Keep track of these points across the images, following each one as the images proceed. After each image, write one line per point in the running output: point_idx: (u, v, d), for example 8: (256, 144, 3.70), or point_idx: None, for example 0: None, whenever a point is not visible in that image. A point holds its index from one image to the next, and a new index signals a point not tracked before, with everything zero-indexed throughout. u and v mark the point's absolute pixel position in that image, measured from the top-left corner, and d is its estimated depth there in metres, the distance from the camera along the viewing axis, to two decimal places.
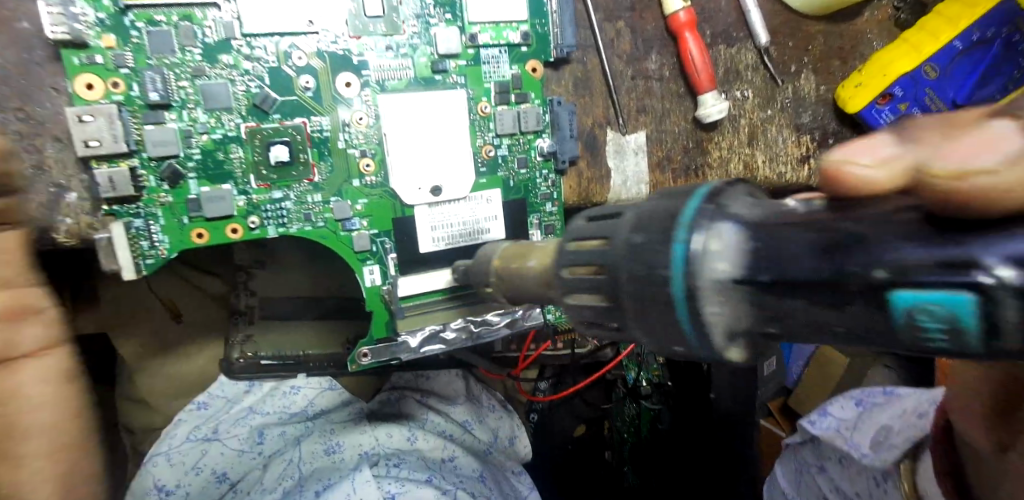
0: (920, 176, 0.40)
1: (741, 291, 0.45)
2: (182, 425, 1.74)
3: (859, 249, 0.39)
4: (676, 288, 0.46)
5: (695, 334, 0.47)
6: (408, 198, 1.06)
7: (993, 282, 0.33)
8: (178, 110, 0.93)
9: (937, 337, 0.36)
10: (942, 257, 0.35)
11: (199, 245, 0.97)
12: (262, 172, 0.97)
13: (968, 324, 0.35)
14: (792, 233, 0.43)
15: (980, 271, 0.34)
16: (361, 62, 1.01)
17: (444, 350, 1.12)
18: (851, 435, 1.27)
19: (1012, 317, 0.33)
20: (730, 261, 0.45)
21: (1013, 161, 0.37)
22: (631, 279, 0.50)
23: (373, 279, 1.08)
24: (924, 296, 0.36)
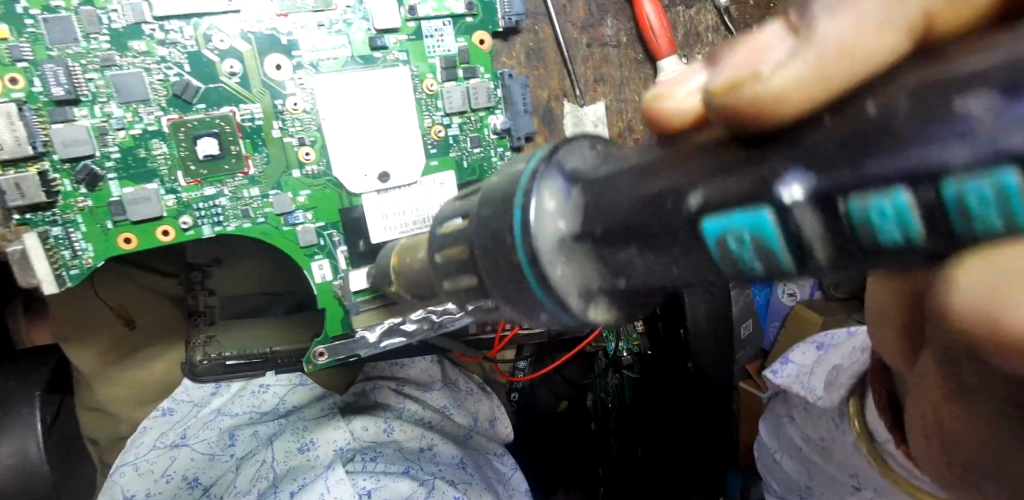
0: (707, 97, 0.31)
1: (584, 247, 0.38)
2: (147, 433, 1.66)
3: (677, 180, 0.31)
4: (519, 252, 0.40)
5: (551, 302, 0.40)
6: (354, 187, 1.00)
7: (794, 202, 0.25)
8: (89, 106, 0.84)
9: (752, 263, 0.29)
10: (747, 175, 0.27)
11: (127, 251, 0.90)
12: (190, 168, 0.90)
13: (773, 246, 0.27)
14: (612, 183, 0.36)
15: (779, 186, 0.25)
16: (290, 42, 0.93)
17: (406, 342, 1.07)
18: (807, 378, 1.26)
19: (814, 230, 0.25)
20: (568, 217, 0.39)
21: (788, 57, 0.28)
22: (488, 255, 0.43)
23: (323, 275, 1.02)
24: (729, 220, 0.28)
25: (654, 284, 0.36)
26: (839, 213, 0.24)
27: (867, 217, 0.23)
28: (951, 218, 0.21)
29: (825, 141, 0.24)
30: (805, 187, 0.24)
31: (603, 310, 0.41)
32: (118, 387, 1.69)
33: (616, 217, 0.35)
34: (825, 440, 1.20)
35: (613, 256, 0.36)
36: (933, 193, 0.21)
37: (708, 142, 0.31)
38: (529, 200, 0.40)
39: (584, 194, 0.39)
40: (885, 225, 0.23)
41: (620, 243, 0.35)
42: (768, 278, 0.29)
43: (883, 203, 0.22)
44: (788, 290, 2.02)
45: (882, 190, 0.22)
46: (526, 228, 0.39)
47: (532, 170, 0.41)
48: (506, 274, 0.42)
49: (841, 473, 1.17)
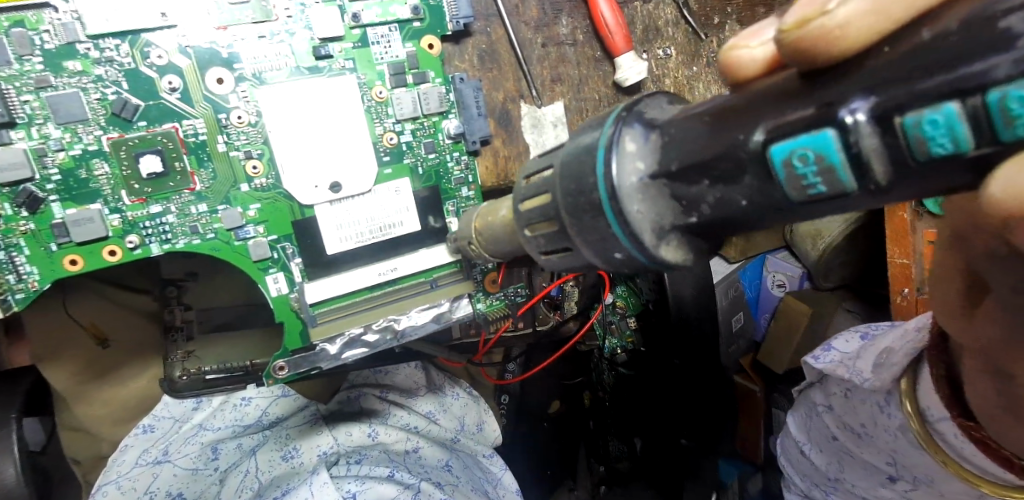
0: (779, 38, 0.41)
1: (656, 184, 0.50)
2: (128, 452, 1.65)
3: (748, 117, 0.42)
4: (601, 191, 0.51)
5: (626, 237, 0.51)
6: (305, 198, 0.99)
7: (856, 121, 0.35)
8: (26, 128, 0.84)
9: (814, 182, 0.38)
10: (813, 111, 0.37)
11: (74, 272, 0.89)
12: (134, 187, 0.89)
13: (835, 160, 0.37)
14: (691, 128, 0.47)
15: (842, 112, 0.36)
16: (231, 55, 0.92)
17: (368, 353, 1.06)
18: (852, 362, 1.16)
19: (871, 144, 0.35)
20: (646, 159, 0.50)
21: (845, 3, 0.39)
22: (569, 204, 0.56)
23: (279, 288, 1.01)
24: (799, 141, 0.38)
25: (724, 213, 0.46)
26: (898, 130, 0.34)
27: (920, 127, 0.33)
28: (989, 120, 0.31)
29: (881, 72, 0.35)
30: (866, 111, 0.35)
31: (674, 246, 0.52)
32: (100, 405, 1.70)
33: (696, 153, 0.45)
34: (862, 426, 1.12)
35: (686, 189, 0.47)
36: (977, 101, 0.31)
37: (782, 86, 0.41)
38: (613, 146, 0.51)
39: (662, 138, 0.50)
40: (932, 135, 0.33)
41: (692, 176, 0.46)
42: (828, 198, 0.39)
43: (934, 118, 0.32)
44: (776, 279, 1.97)
45: (930, 108, 0.32)
46: (609, 169, 0.51)
47: (614, 124, 0.52)
48: (586, 211, 0.54)
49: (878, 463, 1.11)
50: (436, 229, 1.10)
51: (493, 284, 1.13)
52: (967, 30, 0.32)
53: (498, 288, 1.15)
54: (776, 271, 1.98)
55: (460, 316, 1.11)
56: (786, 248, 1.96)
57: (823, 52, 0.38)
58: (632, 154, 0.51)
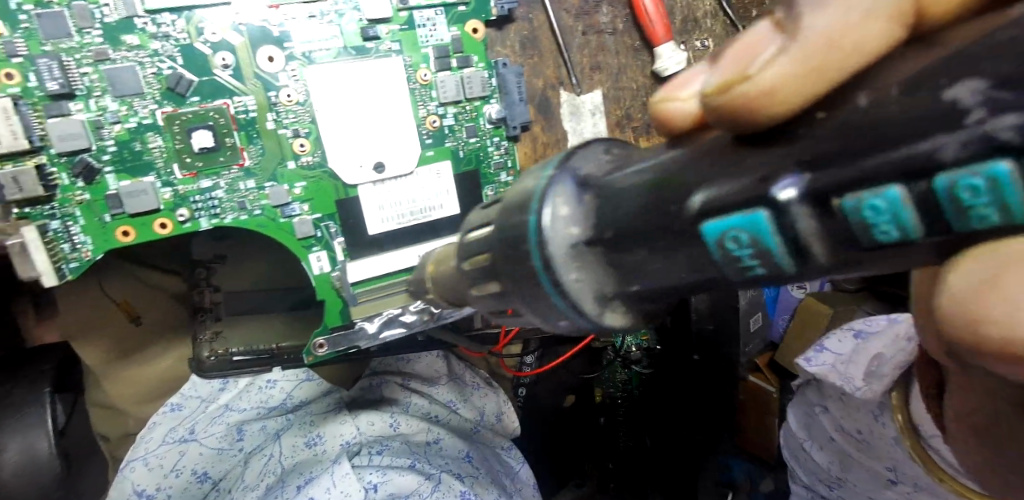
0: (704, 101, 0.35)
1: (593, 252, 0.41)
2: (156, 429, 1.67)
3: (693, 185, 0.34)
4: (533, 259, 0.42)
5: (566, 307, 0.42)
6: (350, 178, 1.00)
7: (788, 201, 0.28)
8: (84, 100, 0.85)
9: (752, 265, 0.32)
10: (759, 182, 0.30)
11: (125, 243, 0.90)
12: (186, 160, 0.91)
13: (770, 245, 0.30)
14: (627, 190, 0.39)
15: (775, 189, 0.29)
16: (282, 34, 0.93)
17: (406, 333, 1.06)
18: (846, 368, 1.25)
19: (810, 227, 0.28)
20: (580, 223, 0.42)
21: (772, 61, 0.32)
22: (505, 265, 0.46)
23: (321, 267, 1.03)
24: (730, 221, 0.31)
25: (666, 283, 0.39)
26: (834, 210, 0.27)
27: (862, 213, 0.26)
28: (938, 210, 0.24)
29: (826, 141, 0.27)
30: (799, 188, 0.28)
31: (620, 314, 0.44)
32: (127, 383, 1.71)
33: (629, 220, 0.38)
34: (860, 432, 1.21)
35: (622, 259, 0.39)
36: (924, 187, 0.24)
37: (714, 149, 0.34)
38: (544, 199, 0.43)
39: (595, 199, 0.42)
40: (877, 224, 0.26)
41: (630, 244, 0.38)
42: (770, 281, 0.32)
43: (878, 208, 0.25)
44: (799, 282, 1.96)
45: (871, 191, 0.25)
46: (540, 232, 0.42)
47: (547, 177, 0.44)
48: (523, 277, 0.44)
49: (877, 467, 1.19)
50: None
51: None
52: (911, 95, 0.24)
53: None
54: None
55: None
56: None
57: (750, 122, 0.32)
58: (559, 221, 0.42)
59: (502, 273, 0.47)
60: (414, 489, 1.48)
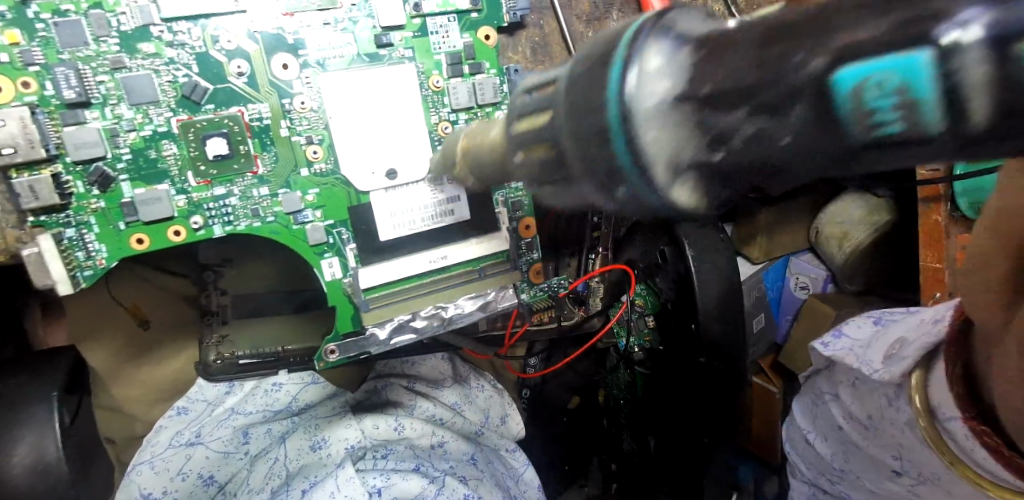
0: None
1: (684, 110, 0.35)
2: (163, 431, 1.68)
3: (815, 27, 0.29)
4: (612, 112, 0.37)
5: (643, 182, 0.38)
6: (362, 185, 1.00)
7: (958, 41, 0.24)
8: (100, 108, 0.85)
9: (892, 117, 0.28)
10: (896, 22, 0.26)
11: (140, 251, 0.91)
12: (200, 168, 0.91)
13: (925, 90, 0.26)
14: (728, 52, 0.33)
15: (945, 23, 0.24)
16: (297, 41, 0.93)
17: (416, 339, 1.07)
18: (862, 352, 1.19)
19: (981, 71, 0.24)
20: (672, 78, 0.36)
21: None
22: (574, 147, 0.42)
23: (333, 273, 1.03)
24: (877, 63, 0.27)
25: (758, 154, 0.33)
26: (831, 94, 0.29)
27: (903, 86, 0.27)
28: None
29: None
30: (979, 24, 0.24)
31: (689, 190, 0.38)
32: (136, 385, 1.72)
33: (737, 71, 0.32)
34: (871, 417, 1.13)
35: (725, 117, 0.34)
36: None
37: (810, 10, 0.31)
38: (630, 62, 0.36)
39: (695, 55, 0.35)
40: (884, 102, 0.27)
41: (730, 100, 0.33)
42: (903, 138, 0.28)
43: (887, 83, 0.27)
44: (800, 283, 1.77)
45: (881, 58, 0.27)
46: (623, 93, 0.36)
47: (631, 41, 0.38)
48: (592, 154, 0.40)
49: (884, 457, 1.12)
50: (486, 217, 1.11)
51: (537, 274, 1.16)
52: None
53: (542, 279, 1.18)
54: (799, 273, 1.78)
55: (504, 305, 1.12)
56: (810, 248, 1.77)
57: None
58: (655, 91, 0.36)
59: (564, 155, 0.45)
60: (417, 493, 1.47)
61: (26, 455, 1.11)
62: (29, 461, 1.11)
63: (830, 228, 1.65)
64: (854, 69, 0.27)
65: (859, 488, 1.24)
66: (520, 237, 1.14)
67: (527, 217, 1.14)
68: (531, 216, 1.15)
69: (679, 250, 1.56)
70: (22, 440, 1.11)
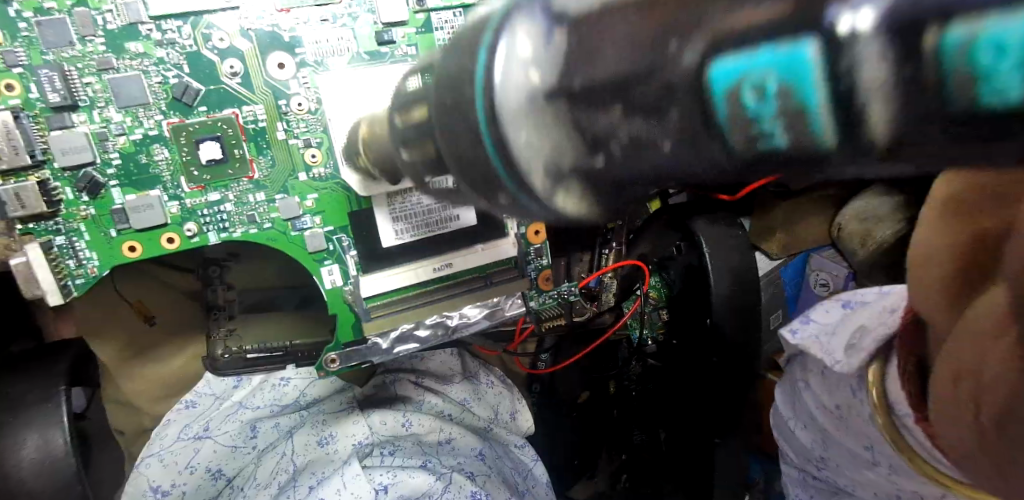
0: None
1: (557, 108, 0.28)
2: (171, 425, 1.65)
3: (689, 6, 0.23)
4: (477, 112, 0.30)
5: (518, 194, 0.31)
6: (363, 190, 0.95)
7: (854, 33, 0.18)
8: (88, 111, 0.81)
9: (771, 132, 0.21)
10: None
11: (132, 259, 0.87)
12: (192, 173, 0.87)
13: (810, 99, 0.19)
14: (619, 31, 0.26)
15: (837, 8, 0.18)
16: (293, 39, 0.89)
17: (420, 348, 1.03)
18: (828, 341, 1.15)
19: (876, 74, 0.18)
20: (545, 66, 0.28)
21: None
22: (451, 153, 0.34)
23: (334, 280, 0.99)
24: (757, 60, 0.20)
25: (643, 163, 0.27)
26: (707, 91, 0.22)
27: (951, 59, 0.17)
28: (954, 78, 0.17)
29: None
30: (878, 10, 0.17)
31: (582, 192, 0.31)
32: (143, 380, 1.71)
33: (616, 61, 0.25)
34: (841, 407, 1.09)
35: (591, 121, 0.27)
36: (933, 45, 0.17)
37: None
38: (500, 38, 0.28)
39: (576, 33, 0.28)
40: (766, 104, 0.21)
41: (606, 96, 0.26)
42: (786, 160, 0.22)
43: (768, 83, 0.20)
44: (820, 279, 1.66)
45: (749, 52, 0.21)
46: (488, 87, 0.29)
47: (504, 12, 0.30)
48: (463, 163, 0.32)
49: (856, 448, 1.07)
50: (494, 223, 1.07)
51: (547, 281, 1.13)
52: None
53: (551, 287, 1.14)
54: (818, 270, 1.66)
55: (513, 313, 1.09)
56: (832, 245, 1.65)
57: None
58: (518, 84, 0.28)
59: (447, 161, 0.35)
60: (425, 491, 1.45)
61: (33, 449, 1.08)
62: (36, 455, 1.08)
63: (853, 225, 1.54)
64: (730, 62, 0.21)
65: (841, 477, 1.14)
66: (530, 243, 1.10)
67: (537, 222, 1.09)
68: (541, 220, 1.10)
69: (694, 246, 1.50)
70: (28, 433, 1.09)
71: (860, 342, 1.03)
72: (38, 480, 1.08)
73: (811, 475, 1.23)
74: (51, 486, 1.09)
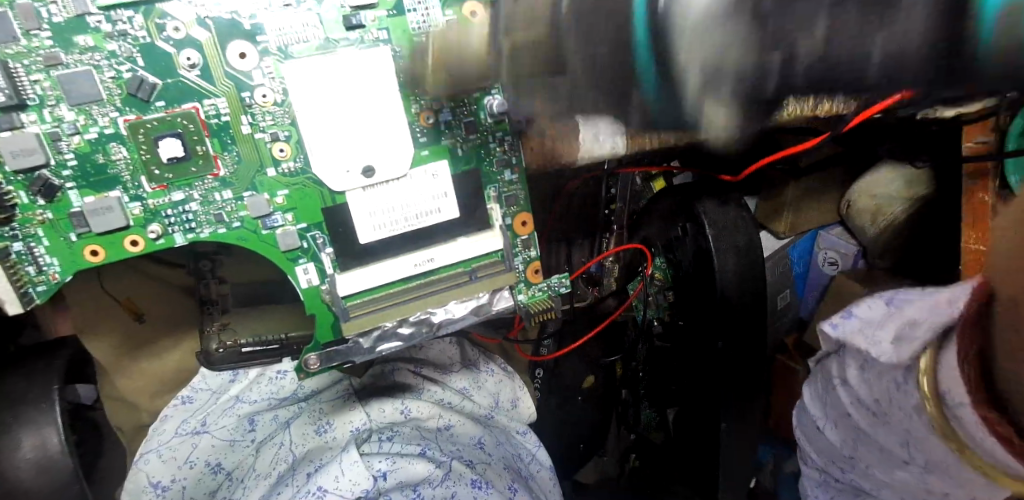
0: None
1: None
2: (168, 420, 1.65)
3: None
4: None
5: None
6: (335, 185, 0.91)
7: None
8: (37, 110, 0.77)
9: None
10: None
11: (95, 263, 0.84)
12: (154, 172, 0.83)
13: None
14: None
15: None
16: (254, 27, 0.83)
17: (402, 347, 1.01)
18: (874, 332, 1.07)
19: None
20: None
21: None
22: None
23: (309, 279, 0.95)
24: None
25: None
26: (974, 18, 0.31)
27: None
28: None
29: None
30: None
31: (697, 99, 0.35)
32: (138, 377, 1.69)
33: None
34: (880, 404, 1.02)
35: None
36: None
37: None
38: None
39: None
40: None
41: None
42: None
43: None
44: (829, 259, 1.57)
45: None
46: None
47: None
48: None
49: (892, 445, 1.01)
50: (478, 216, 1.03)
51: (535, 275, 1.08)
52: None
53: (541, 279, 1.09)
54: (828, 248, 1.56)
55: (500, 308, 1.06)
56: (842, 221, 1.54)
57: None
58: None
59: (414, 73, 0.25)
60: (424, 476, 1.43)
61: (28, 449, 1.05)
62: (34, 454, 1.05)
63: (863, 200, 1.43)
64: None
65: (868, 479, 1.12)
66: (517, 234, 1.05)
67: (523, 212, 1.05)
68: (527, 211, 1.05)
69: (699, 224, 1.41)
70: (24, 432, 1.06)
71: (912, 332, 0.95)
72: (38, 478, 1.05)
73: (835, 478, 1.22)
74: (51, 484, 1.06)
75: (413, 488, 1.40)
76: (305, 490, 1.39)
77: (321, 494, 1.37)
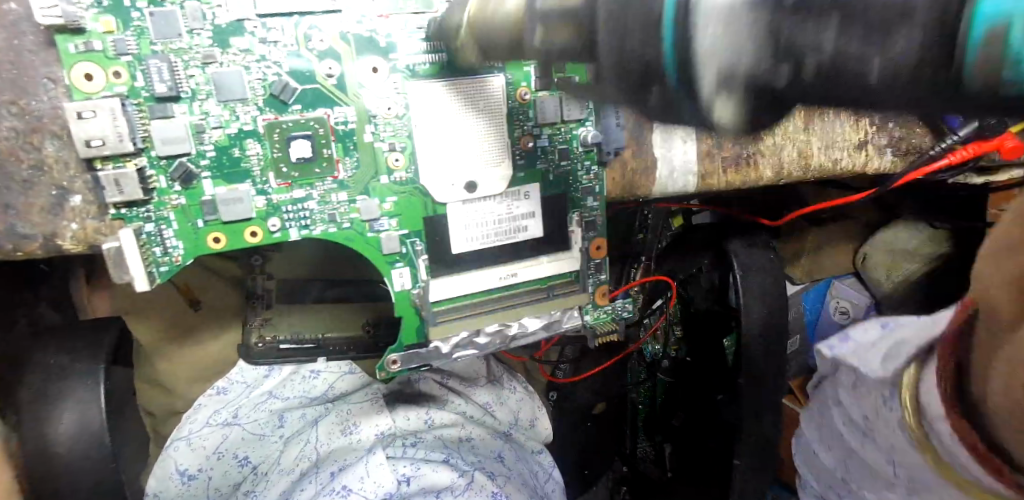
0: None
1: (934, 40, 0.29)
2: (201, 410, 1.43)
3: None
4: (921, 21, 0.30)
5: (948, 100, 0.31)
6: (442, 197, 0.97)
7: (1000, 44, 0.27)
8: (188, 102, 0.83)
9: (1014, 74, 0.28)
10: None
11: (215, 249, 0.89)
12: (282, 170, 0.88)
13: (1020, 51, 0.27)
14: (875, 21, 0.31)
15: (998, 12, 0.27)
16: (389, 45, 0.90)
17: (477, 354, 1.04)
18: (863, 354, 1.14)
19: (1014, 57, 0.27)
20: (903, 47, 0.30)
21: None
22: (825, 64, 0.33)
23: (402, 283, 1.00)
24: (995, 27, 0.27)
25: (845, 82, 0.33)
26: (958, 51, 0.29)
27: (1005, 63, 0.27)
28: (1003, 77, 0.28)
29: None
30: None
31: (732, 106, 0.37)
32: (189, 363, 1.49)
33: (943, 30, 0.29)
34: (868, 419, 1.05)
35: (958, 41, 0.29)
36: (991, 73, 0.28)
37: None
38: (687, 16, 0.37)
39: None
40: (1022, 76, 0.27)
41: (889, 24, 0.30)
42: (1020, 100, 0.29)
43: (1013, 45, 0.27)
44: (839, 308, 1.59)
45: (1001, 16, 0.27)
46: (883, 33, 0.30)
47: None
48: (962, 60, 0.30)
49: (879, 462, 1.02)
50: (560, 236, 1.07)
51: (603, 297, 1.12)
52: None
53: (606, 302, 1.13)
54: (841, 298, 1.60)
55: (568, 326, 1.10)
56: (855, 273, 1.60)
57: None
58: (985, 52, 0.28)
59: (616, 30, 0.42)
60: (447, 485, 1.32)
61: (69, 423, 1.01)
62: (73, 431, 1.01)
63: (879, 255, 1.50)
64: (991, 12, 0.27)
65: None
66: (591, 257, 1.10)
67: (599, 238, 1.10)
68: (603, 237, 1.10)
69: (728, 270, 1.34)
70: (66, 407, 1.01)
71: (899, 351, 1.00)
72: (70, 448, 1.01)
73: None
74: (71, 465, 1.01)
75: (436, 494, 1.29)
76: (328, 488, 1.29)
77: (344, 493, 1.27)
